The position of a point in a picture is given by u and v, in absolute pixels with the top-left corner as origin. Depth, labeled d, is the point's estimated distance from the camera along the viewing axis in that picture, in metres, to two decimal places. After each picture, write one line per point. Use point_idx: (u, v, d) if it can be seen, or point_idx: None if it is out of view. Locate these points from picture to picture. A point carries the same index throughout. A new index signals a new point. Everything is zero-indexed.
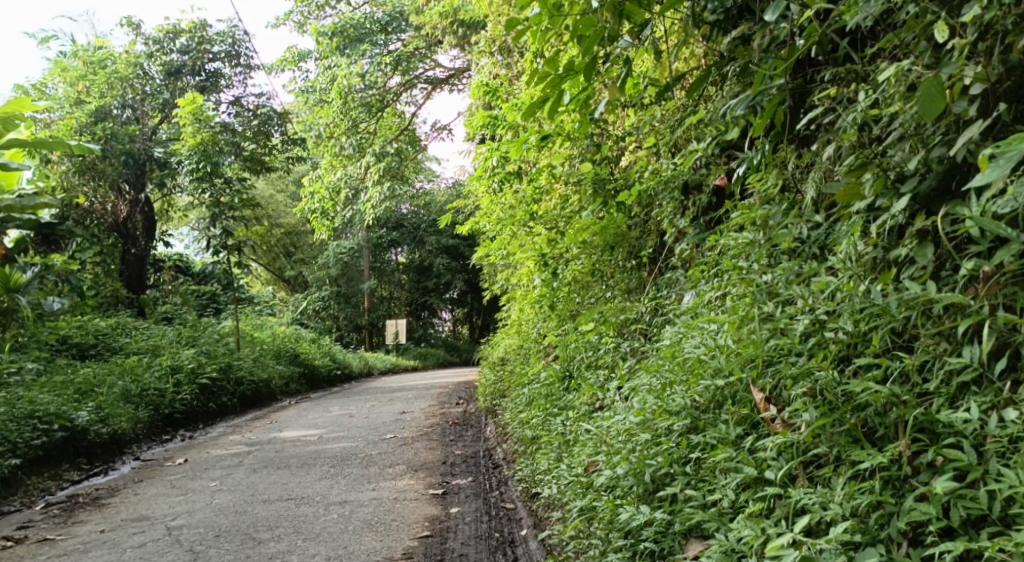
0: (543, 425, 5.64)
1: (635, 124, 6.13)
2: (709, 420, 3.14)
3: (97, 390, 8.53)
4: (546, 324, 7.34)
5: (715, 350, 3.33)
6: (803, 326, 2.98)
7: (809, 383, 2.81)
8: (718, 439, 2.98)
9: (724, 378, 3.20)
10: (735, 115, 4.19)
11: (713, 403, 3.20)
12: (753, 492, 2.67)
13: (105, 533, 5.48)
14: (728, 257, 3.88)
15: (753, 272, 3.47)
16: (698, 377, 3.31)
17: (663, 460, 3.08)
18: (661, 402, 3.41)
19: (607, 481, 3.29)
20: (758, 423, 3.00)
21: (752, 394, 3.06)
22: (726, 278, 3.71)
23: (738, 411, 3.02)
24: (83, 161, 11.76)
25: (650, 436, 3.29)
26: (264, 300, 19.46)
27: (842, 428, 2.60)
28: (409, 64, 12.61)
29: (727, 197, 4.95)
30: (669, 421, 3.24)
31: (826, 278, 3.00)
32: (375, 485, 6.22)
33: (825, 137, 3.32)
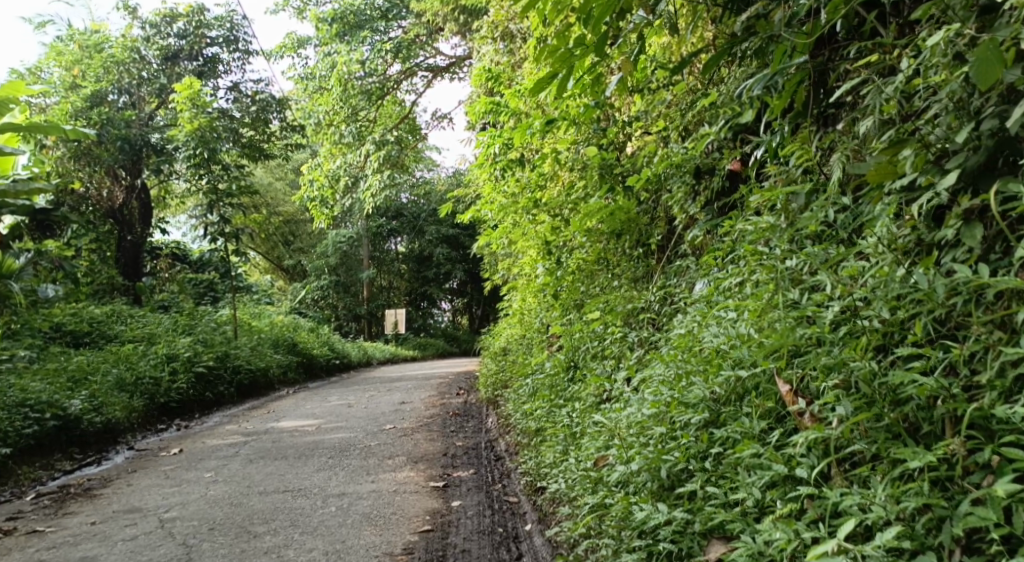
0: (548, 417, 5.48)
1: (643, 108, 5.94)
2: (730, 414, 2.99)
3: (91, 378, 8.37)
4: (549, 314, 7.16)
5: (735, 339, 3.17)
6: (834, 314, 2.83)
7: (842, 374, 2.66)
8: (741, 433, 2.84)
9: (746, 369, 3.05)
10: (753, 94, 4.02)
11: (734, 395, 3.04)
12: (782, 491, 2.52)
13: (95, 525, 5.32)
14: (745, 243, 3.73)
15: (775, 258, 3.32)
16: (717, 368, 3.16)
17: (680, 455, 2.93)
18: (676, 394, 3.26)
19: (620, 477, 3.14)
20: (784, 416, 2.85)
21: (776, 386, 2.91)
22: (745, 264, 3.55)
23: (762, 404, 2.88)
24: (79, 146, 11.56)
25: (666, 429, 3.14)
26: (262, 289, 19.28)
27: (881, 424, 2.46)
28: (410, 51, 12.36)
29: (742, 181, 4.74)
30: (687, 414, 3.09)
31: (858, 264, 2.85)
32: (375, 476, 6.06)
33: (856, 114, 3.16)
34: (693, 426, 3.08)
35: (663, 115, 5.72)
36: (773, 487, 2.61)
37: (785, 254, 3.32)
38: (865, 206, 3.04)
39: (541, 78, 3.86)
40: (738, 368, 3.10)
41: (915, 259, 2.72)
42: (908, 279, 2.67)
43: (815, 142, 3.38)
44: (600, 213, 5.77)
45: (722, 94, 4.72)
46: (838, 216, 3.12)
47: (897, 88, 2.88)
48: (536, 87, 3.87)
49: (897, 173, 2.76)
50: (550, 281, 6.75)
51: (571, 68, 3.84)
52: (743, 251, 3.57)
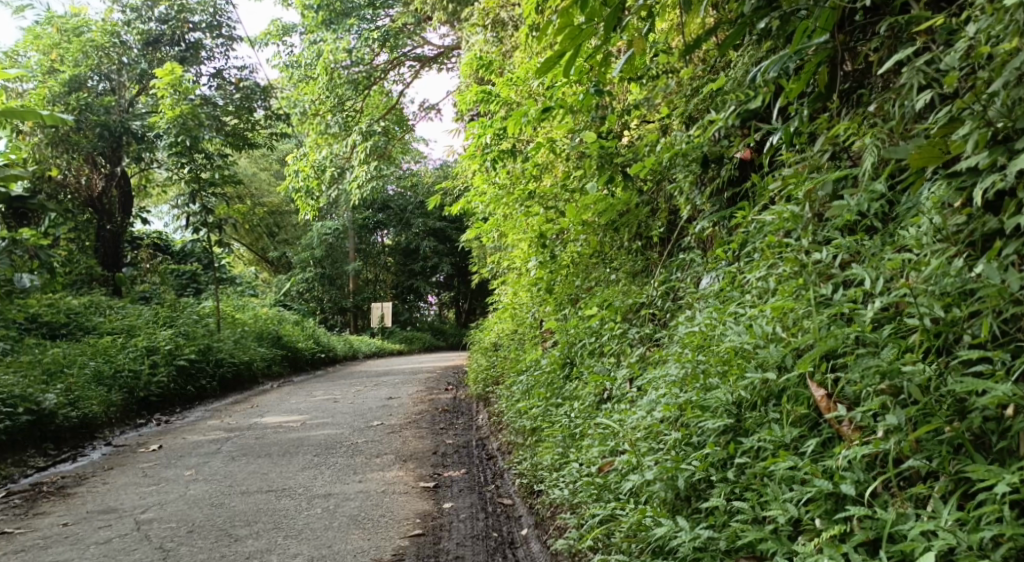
0: (544, 416, 5.27)
1: (645, 96, 5.67)
2: (754, 419, 2.81)
3: (66, 371, 8.10)
4: (542, 308, 6.91)
5: (759, 339, 2.99)
6: (873, 312, 2.65)
7: (891, 379, 2.48)
8: (773, 444, 2.67)
9: (771, 371, 2.87)
10: (768, 77, 3.81)
11: (760, 399, 2.86)
12: (825, 510, 2.38)
13: (67, 527, 5.04)
14: (760, 236, 3.56)
15: (802, 252, 3.14)
16: (740, 371, 2.97)
17: (698, 465, 2.77)
18: (691, 396, 3.08)
19: (633, 487, 2.97)
20: (819, 423, 2.68)
21: (809, 391, 2.73)
22: (762, 259, 3.37)
23: (794, 410, 2.70)
24: (56, 132, 11.15)
25: (681, 435, 2.97)
26: (246, 281, 18.94)
27: (943, 436, 2.31)
28: (397, 41, 11.93)
29: (754, 170, 4.49)
30: (706, 419, 2.90)
31: (903, 257, 2.67)
32: (362, 476, 5.81)
33: (900, 95, 2.97)
34: (713, 432, 2.90)
35: (665, 101, 5.46)
36: (812, 503, 2.47)
37: (812, 248, 3.14)
38: (910, 196, 2.86)
39: (548, 55, 3.52)
40: (765, 368, 2.91)
41: (970, 251, 2.55)
42: (965, 273, 2.50)
43: (846, 124, 3.20)
44: (599, 205, 5.50)
45: (729, 79, 4.50)
46: (875, 206, 2.94)
47: (953, 61, 2.69)
48: (542, 65, 3.54)
49: (951, 157, 2.58)
50: (544, 274, 6.49)
51: (578, 48, 3.57)
52: (763, 244, 3.38)
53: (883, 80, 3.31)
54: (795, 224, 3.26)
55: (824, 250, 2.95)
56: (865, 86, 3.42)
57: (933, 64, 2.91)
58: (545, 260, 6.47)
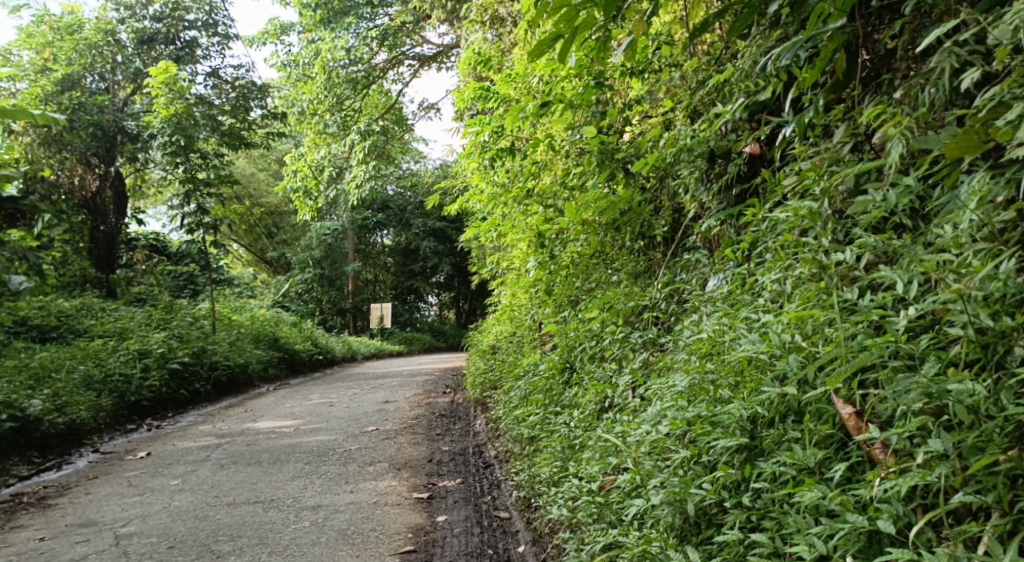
0: (543, 425, 5.02)
1: (647, 90, 5.41)
2: (773, 437, 2.57)
3: (54, 376, 7.85)
4: (542, 310, 6.66)
5: (776, 348, 2.75)
6: (908, 320, 2.43)
7: (933, 398, 2.25)
8: (795, 467, 2.44)
9: (789, 385, 2.63)
10: (780, 64, 3.56)
11: (777, 415, 2.62)
12: (858, 547, 2.16)
13: (44, 542, 4.79)
14: (772, 235, 3.32)
15: (821, 252, 2.91)
16: (755, 384, 2.73)
17: (709, 489, 2.54)
18: (698, 410, 2.84)
19: (637, 510, 2.74)
20: (847, 444, 2.46)
21: (835, 408, 2.50)
22: (775, 259, 3.13)
23: (819, 429, 2.47)
24: (49, 132, 10.91)
25: (689, 454, 2.74)
26: (244, 281, 18.69)
27: (997, 466, 2.09)
28: (396, 39, 11.62)
29: (764, 165, 4.24)
30: (717, 437, 2.67)
31: (943, 259, 2.44)
32: (353, 486, 5.55)
33: (936, 80, 2.74)
34: (725, 450, 2.66)
35: (669, 95, 5.19)
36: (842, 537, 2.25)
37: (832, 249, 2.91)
38: (947, 193, 2.63)
39: (542, 38, 3.28)
40: (785, 379, 2.68)
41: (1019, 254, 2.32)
42: (1017, 278, 2.27)
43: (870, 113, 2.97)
44: (599, 204, 5.24)
45: (738, 70, 4.25)
46: (908, 204, 2.71)
47: (998, 39, 2.46)
48: (534, 50, 3.30)
49: (992, 145, 2.39)
50: (543, 275, 6.23)
51: (579, 31, 3.32)
52: (777, 244, 3.15)
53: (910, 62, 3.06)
54: (813, 222, 3.02)
55: (847, 251, 2.73)
56: (887, 71, 3.16)
57: (972, 46, 2.68)
58: (545, 260, 6.20)
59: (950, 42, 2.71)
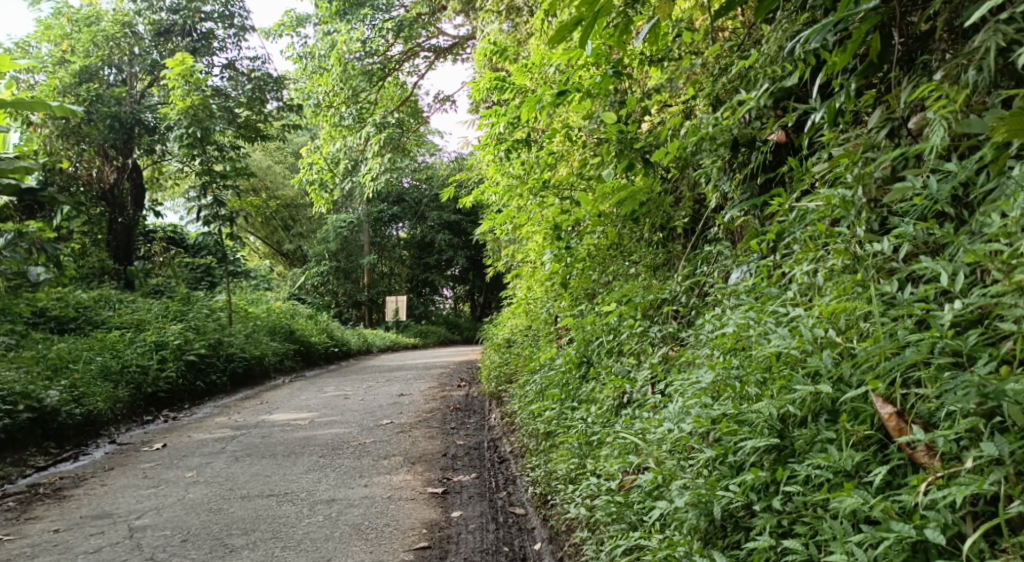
0: (560, 420, 4.94)
1: (667, 77, 5.29)
2: (806, 438, 2.47)
3: (71, 367, 7.84)
4: (558, 304, 6.57)
5: (807, 344, 2.64)
6: (954, 315, 2.33)
7: (983, 398, 2.16)
8: (831, 471, 2.35)
9: (821, 383, 2.53)
10: (808, 48, 3.44)
11: (809, 414, 2.52)
12: (903, 556, 2.08)
13: (58, 534, 4.75)
14: (800, 227, 3.21)
15: (855, 243, 2.82)
16: (785, 383, 2.62)
17: (737, 491, 2.45)
18: (723, 408, 2.74)
19: (661, 512, 2.65)
20: (887, 446, 2.37)
21: (874, 408, 2.40)
22: (805, 250, 3.02)
23: (857, 430, 2.37)
24: (67, 124, 10.90)
25: (714, 453, 2.64)
26: (261, 273, 18.69)
27: None
28: (412, 31, 11.51)
29: (790, 153, 4.12)
30: (743, 437, 2.57)
31: (993, 250, 2.35)
32: (368, 480, 5.48)
33: (982, 63, 2.63)
34: (754, 451, 2.57)
35: (689, 82, 5.07)
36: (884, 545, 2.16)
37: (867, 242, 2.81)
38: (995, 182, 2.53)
39: (564, 23, 3.19)
40: (817, 376, 2.59)
41: None
42: None
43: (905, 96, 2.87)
44: (616, 195, 5.12)
45: (762, 56, 4.13)
46: (952, 195, 2.61)
47: None
48: (554, 35, 3.21)
49: None
50: (558, 268, 6.14)
51: (601, 12, 3.20)
52: (807, 235, 3.04)
53: (948, 42, 2.94)
54: (845, 211, 2.91)
55: (884, 242, 2.63)
56: (923, 53, 3.05)
57: (1020, 26, 2.58)
58: (561, 252, 6.08)
59: (998, 23, 2.60)
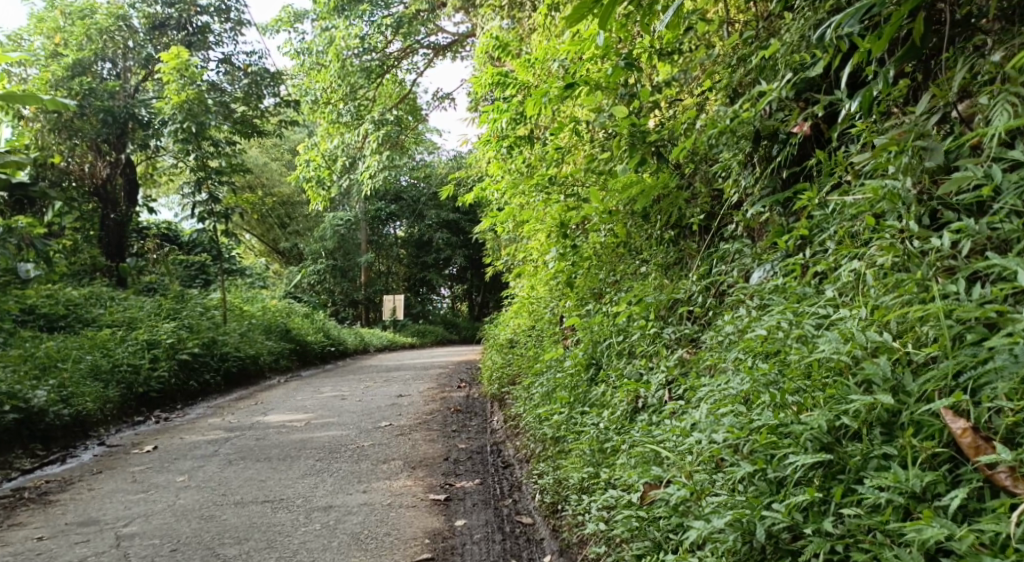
0: (568, 425, 4.74)
1: (678, 69, 5.06)
2: (861, 454, 2.35)
3: (60, 366, 7.60)
4: (563, 303, 6.33)
5: (859, 350, 2.51)
6: None
7: None
8: (897, 493, 2.22)
9: (878, 395, 2.39)
10: (838, 34, 3.21)
11: (863, 427, 2.39)
12: None
13: (42, 542, 4.52)
14: (840, 226, 3.06)
15: (905, 242, 2.70)
16: (840, 394, 2.47)
17: (784, 510, 2.30)
18: (762, 420, 2.58)
19: (698, 533, 2.48)
20: (958, 465, 2.25)
21: (946, 422, 2.28)
22: (849, 254, 2.89)
23: (925, 447, 2.26)
24: (59, 118, 10.58)
25: (755, 468, 2.47)
26: (256, 272, 18.44)
27: None
28: (411, 28, 11.24)
29: (821, 144, 3.84)
30: (789, 451, 2.42)
31: None
32: (367, 485, 5.26)
33: None
34: (802, 467, 2.42)
35: (706, 74, 4.81)
36: None
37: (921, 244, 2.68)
38: None
39: (583, 1, 2.94)
40: (871, 387, 2.46)
41: None
42: None
43: (958, 83, 2.71)
44: (628, 191, 4.86)
45: (783, 45, 3.84)
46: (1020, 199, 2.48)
47: None
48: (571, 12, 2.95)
49: None
50: (563, 267, 5.90)
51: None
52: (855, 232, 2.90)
53: (998, 24, 2.78)
54: (893, 206, 2.79)
55: (946, 239, 2.51)
56: (965, 36, 2.87)
57: None
58: (566, 250, 5.85)
59: None
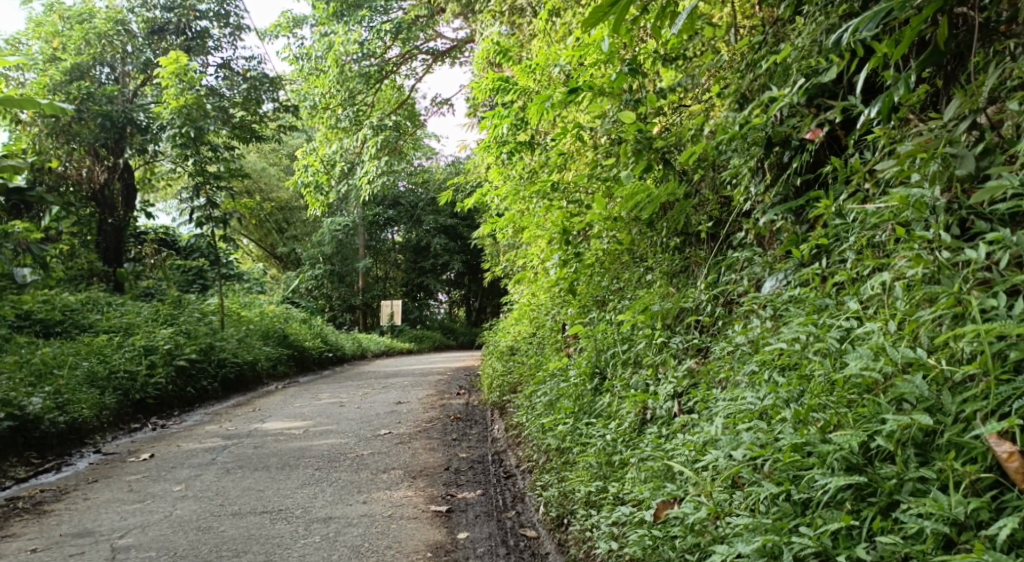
0: (573, 435, 4.66)
1: (684, 75, 4.95)
2: (895, 476, 2.32)
3: (55, 372, 7.50)
4: (565, 311, 6.23)
5: (887, 367, 2.50)
6: None
7: None
8: (940, 520, 2.17)
9: (911, 415, 2.36)
10: (855, 38, 3.12)
11: (896, 447, 2.36)
12: None
13: (36, 554, 4.42)
14: (863, 238, 3.02)
15: (935, 252, 2.65)
16: (876, 410, 2.46)
17: (814, 535, 2.29)
18: (786, 439, 2.58)
19: (720, 554, 2.48)
20: (1003, 491, 2.19)
21: (993, 447, 2.22)
22: (873, 269, 2.88)
23: (968, 472, 2.20)
24: (57, 123, 10.49)
25: (779, 489, 2.49)
26: (254, 276, 18.35)
27: None
28: (410, 33, 11.10)
29: (837, 151, 3.76)
30: (815, 473, 2.43)
31: None
32: (366, 496, 5.16)
33: None
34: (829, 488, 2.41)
35: (714, 79, 4.70)
36: None
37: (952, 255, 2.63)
38: None
39: (598, 2, 2.78)
40: (904, 404, 2.43)
41: None
42: None
43: (987, 87, 2.63)
44: (634, 198, 4.75)
45: (795, 50, 3.77)
46: None
47: None
48: (586, 16, 2.80)
49: None
50: (565, 274, 5.80)
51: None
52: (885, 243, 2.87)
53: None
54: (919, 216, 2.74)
55: (983, 250, 2.45)
56: (989, 39, 2.79)
57: None
58: (568, 257, 5.76)
59: None
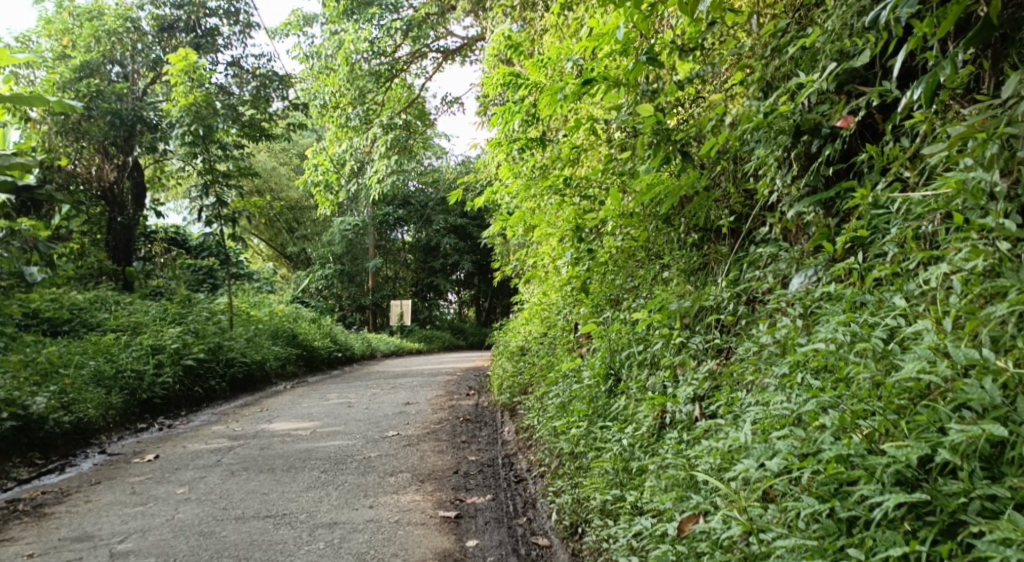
0: (587, 440, 4.47)
1: (704, 64, 4.72)
2: (961, 493, 2.14)
3: (61, 371, 7.36)
4: (577, 311, 6.03)
5: (943, 370, 2.33)
6: None
7: None
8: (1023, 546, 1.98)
9: (978, 425, 2.18)
10: (893, 15, 2.92)
11: (961, 460, 2.19)
12: None
13: (33, 559, 4.25)
14: (909, 232, 2.85)
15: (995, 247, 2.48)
16: (935, 420, 2.28)
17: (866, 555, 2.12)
18: (829, 449, 2.41)
19: None
20: None
21: None
22: (920, 266, 2.71)
23: None
24: (66, 120, 10.41)
25: (823, 504, 2.32)
26: (264, 275, 18.22)
27: None
28: (421, 32, 10.91)
29: (870, 138, 3.57)
30: (865, 486, 2.26)
31: None
32: (372, 500, 4.98)
33: None
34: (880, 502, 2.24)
35: (736, 67, 4.48)
36: None
37: (1014, 249, 2.46)
38: None
39: None
40: (967, 412, 2.25)
41: None
42: None
43: None
44: (652, 192, 4.53)
45: (825, 33, 3.57)
46: None
47: None
48: None
49: None
50: (577, 272, 5.59)
51: None
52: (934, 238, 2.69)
53: None
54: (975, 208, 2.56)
55: None
56: None
57: None
58: (581, 255, 5.55)
59: None
